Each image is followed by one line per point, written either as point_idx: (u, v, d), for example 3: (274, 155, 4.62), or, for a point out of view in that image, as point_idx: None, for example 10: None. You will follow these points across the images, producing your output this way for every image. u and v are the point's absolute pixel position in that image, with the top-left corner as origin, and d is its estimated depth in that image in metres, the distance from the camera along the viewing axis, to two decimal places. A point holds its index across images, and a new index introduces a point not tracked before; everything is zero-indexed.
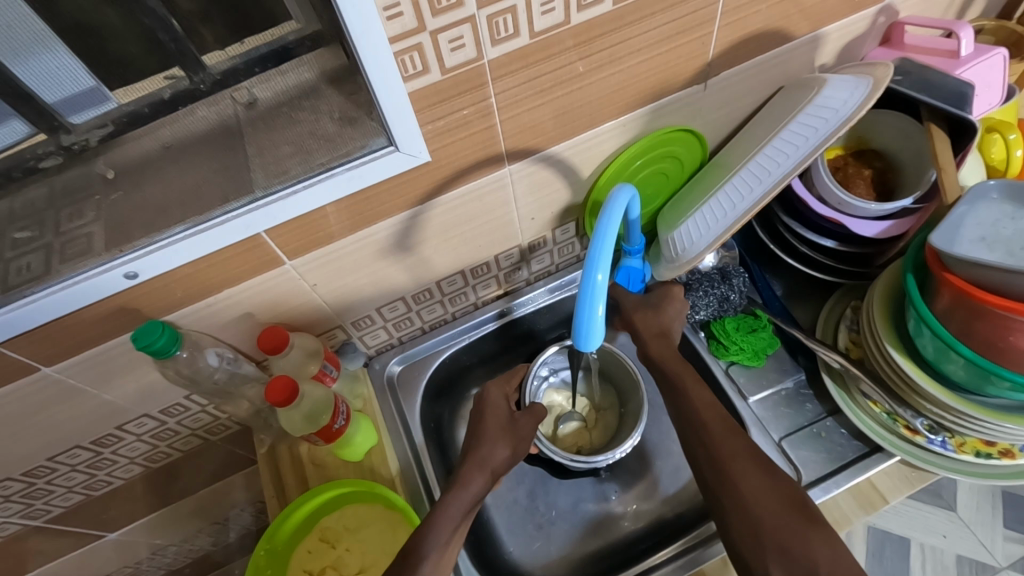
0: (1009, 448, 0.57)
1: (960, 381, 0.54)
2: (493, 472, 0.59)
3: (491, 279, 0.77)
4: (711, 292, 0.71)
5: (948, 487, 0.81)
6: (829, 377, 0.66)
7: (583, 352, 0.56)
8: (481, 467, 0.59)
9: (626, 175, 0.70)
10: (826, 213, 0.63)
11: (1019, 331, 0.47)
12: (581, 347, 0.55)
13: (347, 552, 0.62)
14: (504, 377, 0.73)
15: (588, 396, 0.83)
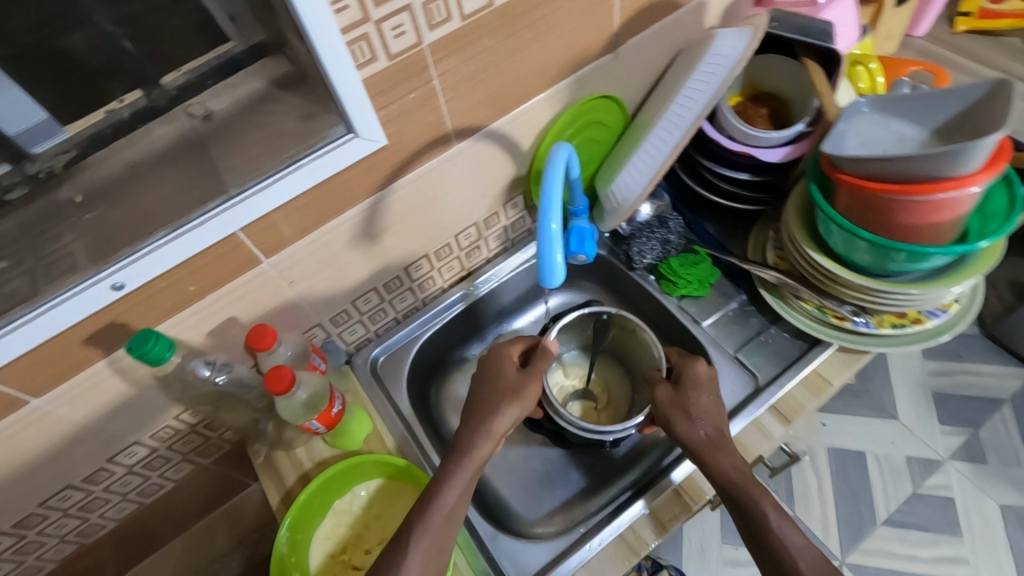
0: (918, 317, 0.68)
1: (869, 264, 0.64)
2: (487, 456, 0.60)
3: (454, 261, 0.82)
4: (653, 237, 0.80)
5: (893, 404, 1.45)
6: (767, 291, 0.75)
7: (548, 288, 0.61)
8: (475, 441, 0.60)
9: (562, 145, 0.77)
10: (737, 147, 0.72)
11: (900, 208, 0.58)
12: (547, 283, 0.60)
13: (365, 534, 0.64)
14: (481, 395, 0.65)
15: (604, 380, 0.85)
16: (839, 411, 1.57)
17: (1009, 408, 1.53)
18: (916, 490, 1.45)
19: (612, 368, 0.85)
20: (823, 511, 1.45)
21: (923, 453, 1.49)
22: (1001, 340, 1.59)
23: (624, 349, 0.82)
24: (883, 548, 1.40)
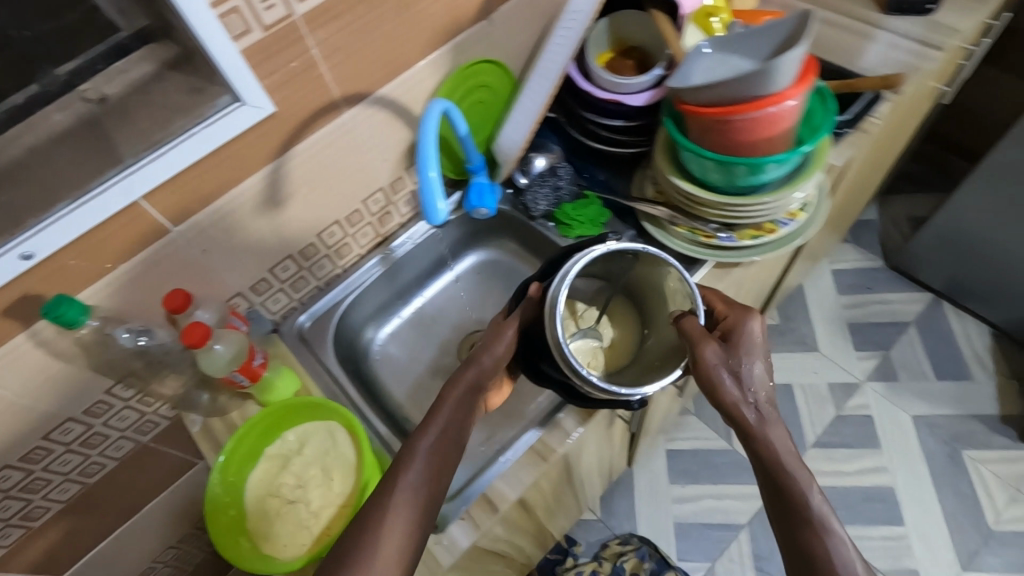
0: (772, 228, 0.78)
1: (721, 183, 0.73)
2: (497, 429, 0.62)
3: (368, 226, 0.88)
4: (545, 186, 0.87)
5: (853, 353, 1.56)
6: (650, 223, 0.83)
7: (433, 222, 0.66)
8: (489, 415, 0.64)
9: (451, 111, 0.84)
10: (605, 95, 0.81)
11: (732, 126, 0.67)
12: (431, 219, 0.66)
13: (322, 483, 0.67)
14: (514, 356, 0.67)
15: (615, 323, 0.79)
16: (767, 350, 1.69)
17: (915, 329, 1.68)
18: (839, 412, 1.58)
19: (625, 310, 0.79)
20: None
21: (843, 378, 1.63)
22: (903, 270, 1.74)
23: (649, 290, 0.76)
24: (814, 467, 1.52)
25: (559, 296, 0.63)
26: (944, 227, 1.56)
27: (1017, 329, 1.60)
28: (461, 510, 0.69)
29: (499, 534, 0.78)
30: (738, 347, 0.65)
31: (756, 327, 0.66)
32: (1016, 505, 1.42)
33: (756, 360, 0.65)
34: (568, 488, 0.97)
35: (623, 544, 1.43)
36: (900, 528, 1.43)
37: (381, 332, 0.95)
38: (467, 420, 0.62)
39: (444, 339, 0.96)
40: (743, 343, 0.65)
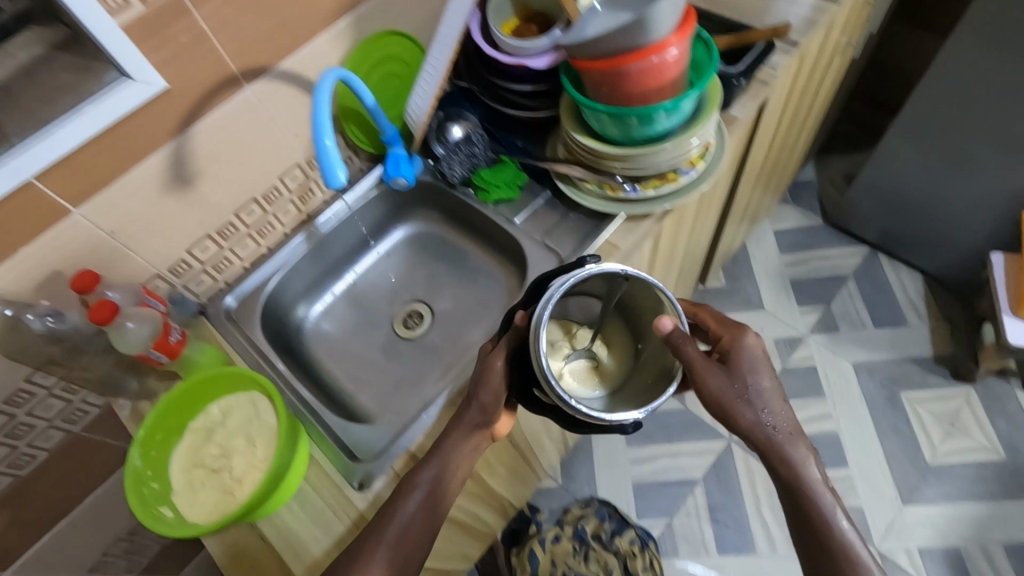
0: (674, 177, 0.82)
1: (619, 135, 0.76)
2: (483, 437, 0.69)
3: (289, 204, 0.89)
4: (459, 154, 0.89)
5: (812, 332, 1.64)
6: (562, 182, 0.86)
7: (334, 189, 0.66)
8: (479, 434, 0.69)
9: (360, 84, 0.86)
10: (509, 59, 0.83)
11: (617, 76, 0.69)
12: (331, 182, 0.65)
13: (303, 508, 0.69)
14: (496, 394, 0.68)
15: (612, 337, 0.72)
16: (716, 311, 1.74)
17: (853, 282, 1.74)
18: (785, 365, 1.64)
19: (622, 322, 0.72)
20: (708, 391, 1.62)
21: (787, 333, 1.68)
22: (841, 226, 1.80)
23: (642, 306, 0.69)
24: None
25: (542, 323, 0.59)
26: (874, 181, 1.61)
27: (948, 274, 1.67)
28: (385, 467, 0.72)
29: None
30: (741, 366, 0.66)
31: (754, 342, 0.68)
32: (951, 440, 1.49)
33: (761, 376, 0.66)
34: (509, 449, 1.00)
35: (583, 508, 1.46)
36: (844, 470, 1.49)
37: (314, 309, 0.97)
38: (458, 450, 0.68)
39: (377, 312, 0.98)
40: (745, 362, 0.66)
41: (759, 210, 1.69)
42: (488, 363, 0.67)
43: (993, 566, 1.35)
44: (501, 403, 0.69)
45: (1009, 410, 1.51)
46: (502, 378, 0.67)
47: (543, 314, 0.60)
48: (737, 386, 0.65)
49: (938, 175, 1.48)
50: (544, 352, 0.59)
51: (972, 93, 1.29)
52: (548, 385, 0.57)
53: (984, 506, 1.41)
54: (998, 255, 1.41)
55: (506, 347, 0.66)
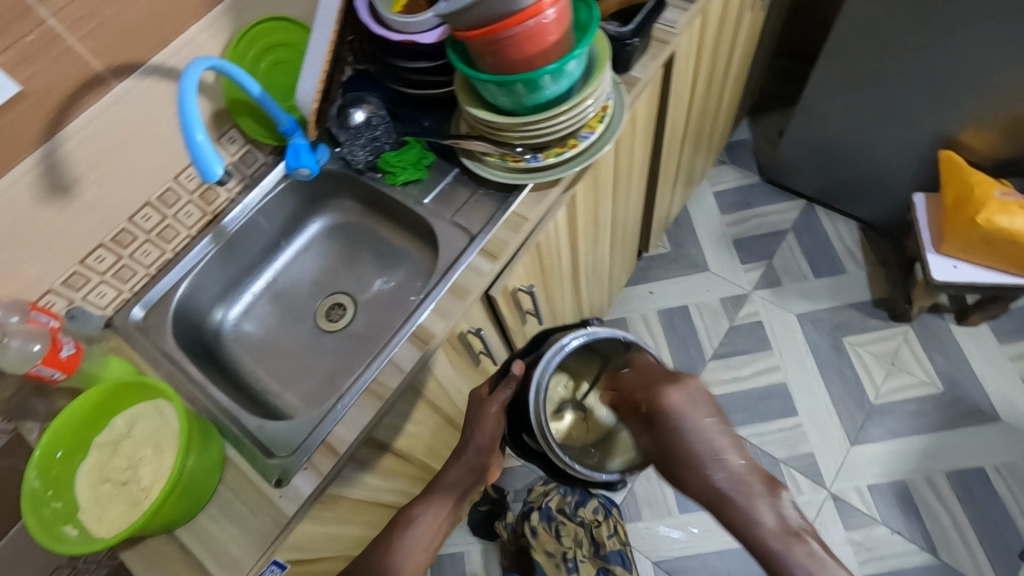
0: (575, 142, 0.81)
1: (510, 105, 0.75)
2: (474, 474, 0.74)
3: (190, 205, 0.86)
4: (361, 136, 0.87)
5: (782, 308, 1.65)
6: (466, 157, 0.85)
7: (213, 182, 0.63)
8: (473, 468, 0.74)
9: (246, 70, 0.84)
10: (399, 37, 0.80)
11: (495, 45, 0.68)
12: (208, 175, 0.62)
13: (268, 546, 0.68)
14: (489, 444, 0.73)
15: None
16: (662, 277, 1.76)
17: (793, 235, 1.77)
18: (732, 323, 1.67)
19: None
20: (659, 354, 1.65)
21: (733, 291, 1.71)
22: (778, 181, 1.83)
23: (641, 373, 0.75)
24: (713, 378, 1.61)
25: (537, 376, 0.66)
26: (802, 134, 1.64)
27: (881, 220, 1.71)
28: (303, 461, 0.71)
29: (365, 481, 0.80)
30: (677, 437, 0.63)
31: (676, 404, 0.64)
32: (893, 378, 1.54)
33: (692, 435, 0.63)
34: (449, 431, 1.00)
35: (547, 485, 1.42)
36: (794, 418, 1.53)
37: (233, 311, 0.94)
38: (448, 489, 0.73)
39: (300, 307, 0.96)
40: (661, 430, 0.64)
41: (695, 174, 1.70)
42: (483, 408, 0.72)
43: (938, 495, 1.41)
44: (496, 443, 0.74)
45: (945, 344, 1.56)
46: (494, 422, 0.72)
47: (540, 373, 0.66)
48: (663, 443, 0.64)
49: (862, 122, 1.50)
50: (537, 411, 0.65)
51: (876, 38, 1.32)
52: (537, 438, 0.64)
53: (927, 439, 1.46)
54: (919, 195, 1.45)
55: (505, 393, 0.72)
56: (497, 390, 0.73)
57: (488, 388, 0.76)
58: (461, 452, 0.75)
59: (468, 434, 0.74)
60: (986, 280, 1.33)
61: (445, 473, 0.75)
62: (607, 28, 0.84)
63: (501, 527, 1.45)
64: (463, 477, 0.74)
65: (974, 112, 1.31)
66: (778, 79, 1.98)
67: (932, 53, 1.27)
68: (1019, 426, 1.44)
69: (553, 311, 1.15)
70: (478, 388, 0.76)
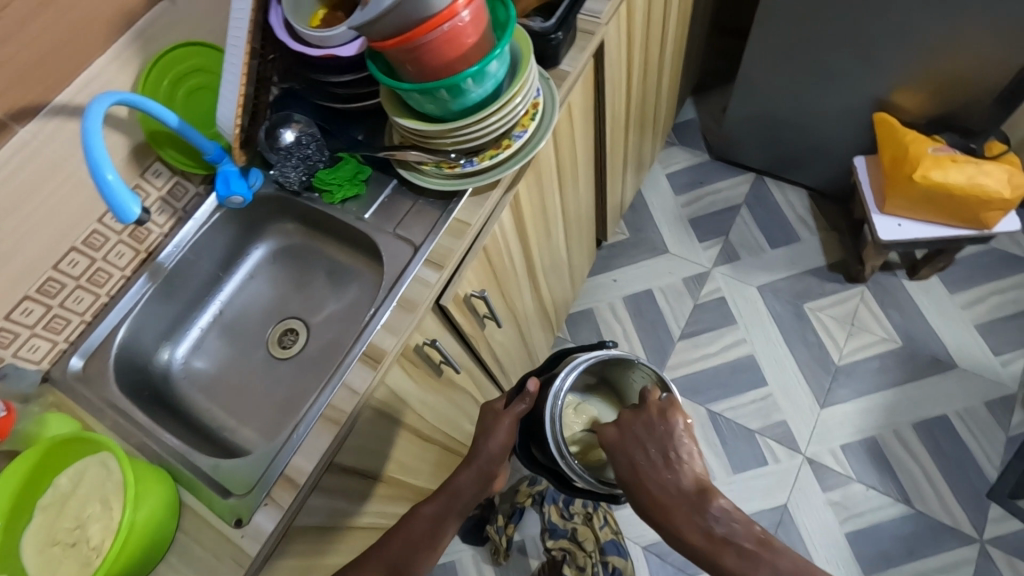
0: (508, 142, 0.80)
1: (436, 111, 0.74)
2: (482, 478, 0.77)
3: (121, 245, 0.84)
4: (292, 157, 0.85)
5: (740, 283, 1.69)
6: (403, 168, 0.83)
7: (133, 223, 0.62)
8: (482, 473, 0.78)
9: (162, 100, 0.83)
10: (318, 52, 0.78)
11: (406, 55, 0.67)
12: (126, 216, 0.61)
13: (263, 567, 0.70)
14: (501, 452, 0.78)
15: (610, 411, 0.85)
16: (625, 264, 1.77)
17: (746, 209, 1.80)
18: (696, 302, 1.69)
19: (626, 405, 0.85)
20: (627, 340, 1.66)
21: (694, 271, 1.73)
22: (727, 158, 1.85)
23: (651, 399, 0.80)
24: (682, 358, 1.62)
25: (553, 393, 0.73)
26: (741, 110, 1.67)
27: (828, 186, 1.74)
28: (262, 497, 0.69)
29: (335, 508, 0.79)
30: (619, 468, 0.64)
31: (609, 436, 0.66)
32: (854, 339, 1.58)
33: (636, 464, 0.63)
34: (419, 445, 0.98)
35: (534, 485, 1.40)
36: (764, 388, 1.55)
37: (180, 350, 0.91)
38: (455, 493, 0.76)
39: (251, 337, 0.93)
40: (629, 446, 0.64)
41: (645, 158, 1.71)
42: (497, 421, 0.78)
43: (907, 447, 1.45)
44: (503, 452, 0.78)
45: (900, 301, 1.60)
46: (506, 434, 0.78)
47: (557, 389, 0.73)
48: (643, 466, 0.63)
49: (799, 92, 1.53)
50: (553, 426, 0.72)
51: (789, 11, 1.37)
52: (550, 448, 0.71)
53: (892, 394, 1.50)
54: (860, 158, 1.49)
55: (520, 407, 0.77)
56: (512, 404, 0.79)
57: (504, 401, 0.82)
58: (471, 459, 0.78)
59: (481, 442, 0.78)
60: (930, 235, 1.37)
61: (456, 477, 0.78)
62: (531, 25, 0.84)
63: (492, 531, 1.44)
64: (472, 482, 0.77)
65: (903, 73, 1.35)
66: (717, 56, 2.00)
67: (846, 21, 1.31)
68: (976, 372, 1.49)
69: (513, 312, 1.14)
70: (493, 399, 0.82)
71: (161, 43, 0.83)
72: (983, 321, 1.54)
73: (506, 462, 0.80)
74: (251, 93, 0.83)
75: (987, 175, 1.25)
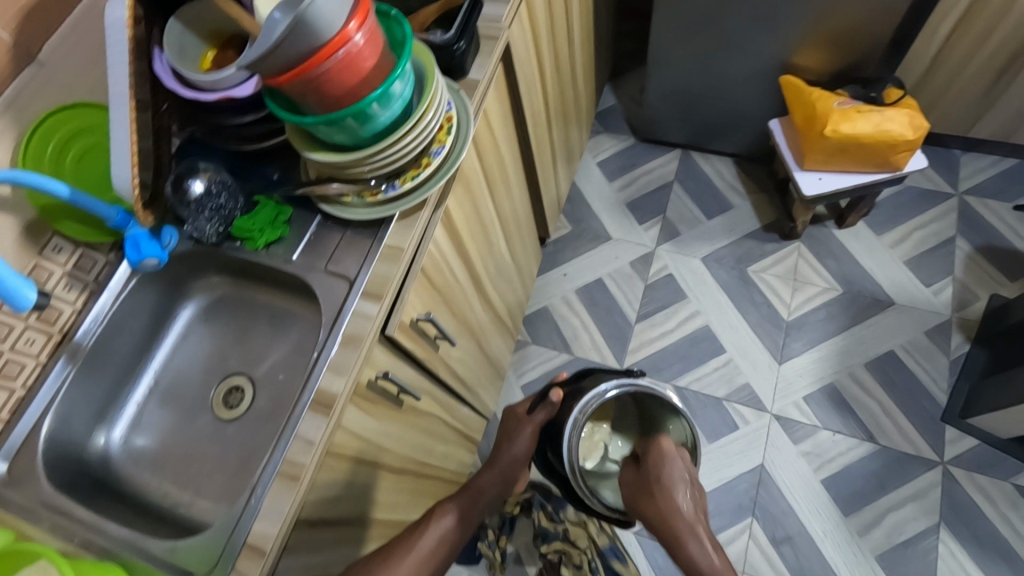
0: (427, 160, 0.78)
1: (348, 139, 0.72)
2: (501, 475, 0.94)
3: (29, 331, 0.77)
4: (204, 209, 0.80)
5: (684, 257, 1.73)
6: (324, 203, 0.80)
7: (25, 309, 0.60)
8: (501, 472, 0.94)
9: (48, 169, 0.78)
10: (213, 96, 0.76)
11: (303, 90, 0.65)
12: (18, 304, 0.60)
13: None
14: (519, 458, 0.95)
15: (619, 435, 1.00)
16: (573, 257, 1.77)
17: (678, 184, 1.84)
18: (646, 282, 1.71)
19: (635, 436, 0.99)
20: (587, 331, 1.67)
21: (639, 252, 1.75)
22: (652, 138, 1.88)
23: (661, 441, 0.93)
24: (643, 339, 1.65)
25: (576, 409, 0.82)
26: (657, 90, 1.71)
27: (750, 150, 1.80)
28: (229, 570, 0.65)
29: (308, 563, 0.76)
30: (658, 471, 0.86)
31: (669, 450, 0.88)
32: (799, 292, 1.64)
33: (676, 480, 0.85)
34: (391, 477, 0.96)
35: (521, 491, 1.39)
36: (724, 355, 1.59)
37: (117, 430, 0.85)
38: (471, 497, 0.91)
39: (193, 401, 0.88)
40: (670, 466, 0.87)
41: (574, 150, 1.73)
42: (522, 427, 0.94)
43: (863, 387, 1.51)
44: (522, 460, 0.96)
45: (834, 249, 1.67)
46: (529, 433, 0.94)
47: (580, 409, 0.82)
48: (680, 479, 0.86)
49: (707, 65, 1.57)
50: (568, 435, 0.82)
51: None
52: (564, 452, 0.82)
53: (842, 339, 1.57)
54: (774, 120, 1.55)
55: (540, 416, 0.92)
56: (534, 412, 0.94)
57: (525, 408, 0.97)
58: (495, 463, 0.95)
59: (506, 446, 0.95)
60: (850, 184, 1.44)
61: (478, 477, 0.94)
62: (431, 38, 0.82)
63: (485, 547, 1.41)
64: (494, 482, 0.94)
65: (799, 33, 1.41)
66: (626, 40, 2.04)
67: None
68: (914, 305, 1.57)
69: (465, 325, 1.13)
70: (517, 407, 0.98)
71: (37, 107, 0.78)
72: (911, 256, 1.63)
73: (523, 466, 0.97)
74: (149, 149, 0.77)
75: (891, 120, 1.31)
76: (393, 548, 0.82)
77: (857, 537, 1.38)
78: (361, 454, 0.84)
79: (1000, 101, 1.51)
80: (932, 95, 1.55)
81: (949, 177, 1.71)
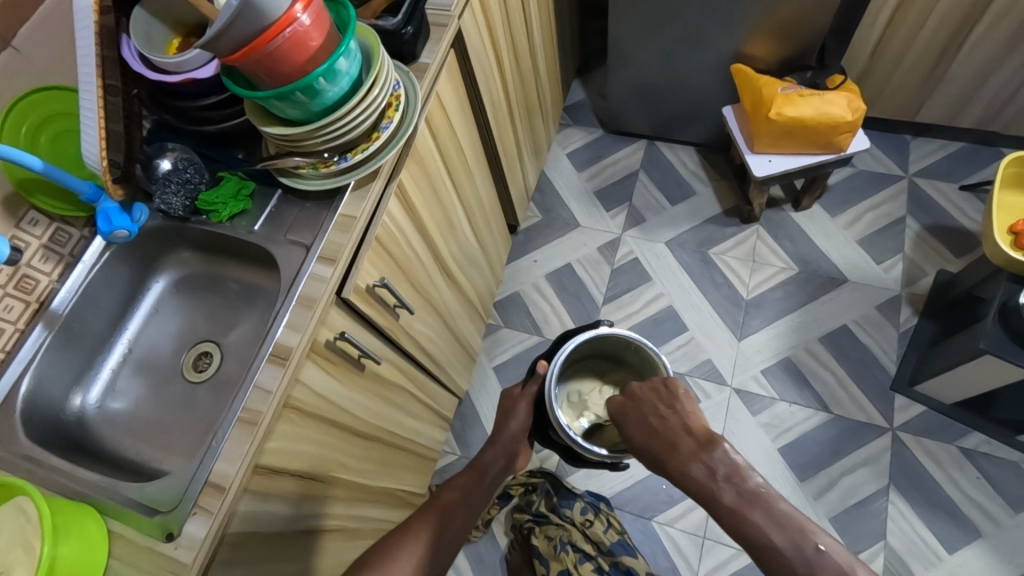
0: (376, 134, 0.84)
1: (299, 114, 0.78)
2: (509, 455, 0.99)
3: (7, 298, 0.83)
4: (169, 184, 0.85)
5: (648, 242, 1.80)
6: (283, 176, 0.86)
7: None
8: (506, 449, 0.99)
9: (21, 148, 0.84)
10: (176, 78, 0.82)
11: (258, 68, 0.71)
12: None
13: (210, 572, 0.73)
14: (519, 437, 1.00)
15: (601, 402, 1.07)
16: (543, 244, 1.84)
17: (643, 173, 1.91)
18: (612, 267, 1.78)
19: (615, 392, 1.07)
20: (557, 315, 1.74)
21: (606, 239, 1.82)
22: (619, 129, 1.96)
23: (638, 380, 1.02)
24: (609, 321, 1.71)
25: (555, 364, 0.95)
26: (619, 82, 1.78)
27: (710, 139, 1.87)
28: (189, 508, 0.70)
29: (269, 510, 0.82)
30: (630, 421, 0.87)
31: (621, 403, 0.90)
32: (757, 273, 1.71)
33: (649, 422, 0.86)
34: (354, 442, 1.01)
35: (529, 476, 1.49)
36: (686, 333, 1.66)
37: (92, 393, 0.90)
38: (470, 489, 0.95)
39: (164, 368, 0.94)
40: (630, 418, 0.88)
41: (541, 142, 1.80)
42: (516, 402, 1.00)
43: (818, 359, 1.58)
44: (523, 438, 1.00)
45: (791, 231, 1.74)
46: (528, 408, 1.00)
47: (556, 364, 0.96)
48: (648, 413, 0.86)
49: (664, 56, 1.65)
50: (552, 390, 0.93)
51: None
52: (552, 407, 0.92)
53: (799, 315, 1.64)
54: (727, 108, 1.62)
55: (533, 388, 0.99)
56: (528, 386, 1.00)
57: (520, 385, 1.02)
58: (498, 438, 1.00)
59: (506, 423, 1.00)
60: (799, 165, 1.51)
61: (484, 453, 0.99)
62: (381, 24, 0.88)
63: None
64: (498, 457, 0.98)
65: (747, 23, 1.48)
66: (593, 38, 2.12)
67: None
68: (866, 282, 1.65)
69: (428, 301, 1.19)
70: (512, 386, 1.03)
71: (13, 92, 0.84)
72: (865, 236, 1.70)
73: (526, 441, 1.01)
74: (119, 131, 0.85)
75: (832, 103, 1.39)
76: (406, 532, 0.90)
77: (813, 501, 1.44)
78: (322, 412, 0.89)
79: (941, 87, 1.59)
80: (878, 81, 1.62)
81: (899, 160, 1.79)
